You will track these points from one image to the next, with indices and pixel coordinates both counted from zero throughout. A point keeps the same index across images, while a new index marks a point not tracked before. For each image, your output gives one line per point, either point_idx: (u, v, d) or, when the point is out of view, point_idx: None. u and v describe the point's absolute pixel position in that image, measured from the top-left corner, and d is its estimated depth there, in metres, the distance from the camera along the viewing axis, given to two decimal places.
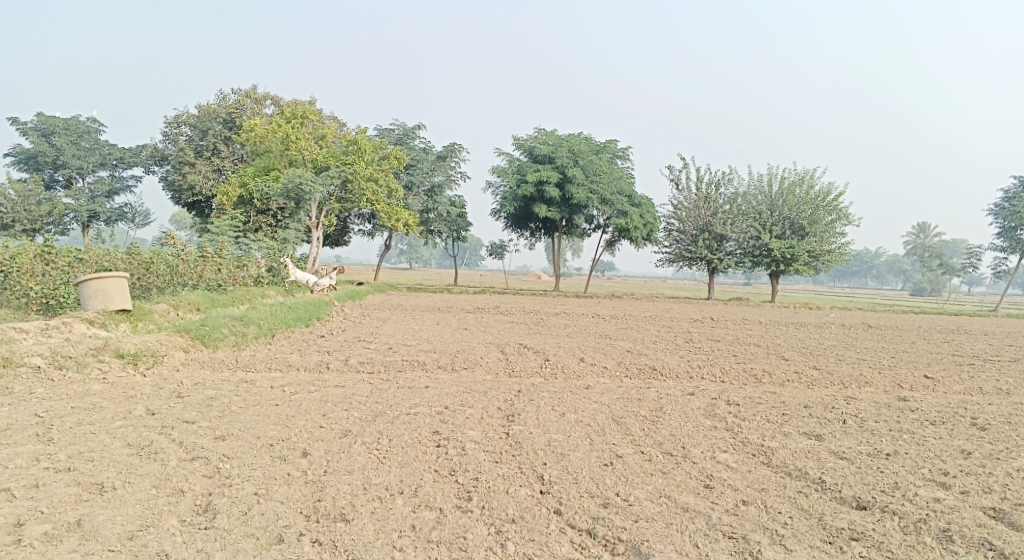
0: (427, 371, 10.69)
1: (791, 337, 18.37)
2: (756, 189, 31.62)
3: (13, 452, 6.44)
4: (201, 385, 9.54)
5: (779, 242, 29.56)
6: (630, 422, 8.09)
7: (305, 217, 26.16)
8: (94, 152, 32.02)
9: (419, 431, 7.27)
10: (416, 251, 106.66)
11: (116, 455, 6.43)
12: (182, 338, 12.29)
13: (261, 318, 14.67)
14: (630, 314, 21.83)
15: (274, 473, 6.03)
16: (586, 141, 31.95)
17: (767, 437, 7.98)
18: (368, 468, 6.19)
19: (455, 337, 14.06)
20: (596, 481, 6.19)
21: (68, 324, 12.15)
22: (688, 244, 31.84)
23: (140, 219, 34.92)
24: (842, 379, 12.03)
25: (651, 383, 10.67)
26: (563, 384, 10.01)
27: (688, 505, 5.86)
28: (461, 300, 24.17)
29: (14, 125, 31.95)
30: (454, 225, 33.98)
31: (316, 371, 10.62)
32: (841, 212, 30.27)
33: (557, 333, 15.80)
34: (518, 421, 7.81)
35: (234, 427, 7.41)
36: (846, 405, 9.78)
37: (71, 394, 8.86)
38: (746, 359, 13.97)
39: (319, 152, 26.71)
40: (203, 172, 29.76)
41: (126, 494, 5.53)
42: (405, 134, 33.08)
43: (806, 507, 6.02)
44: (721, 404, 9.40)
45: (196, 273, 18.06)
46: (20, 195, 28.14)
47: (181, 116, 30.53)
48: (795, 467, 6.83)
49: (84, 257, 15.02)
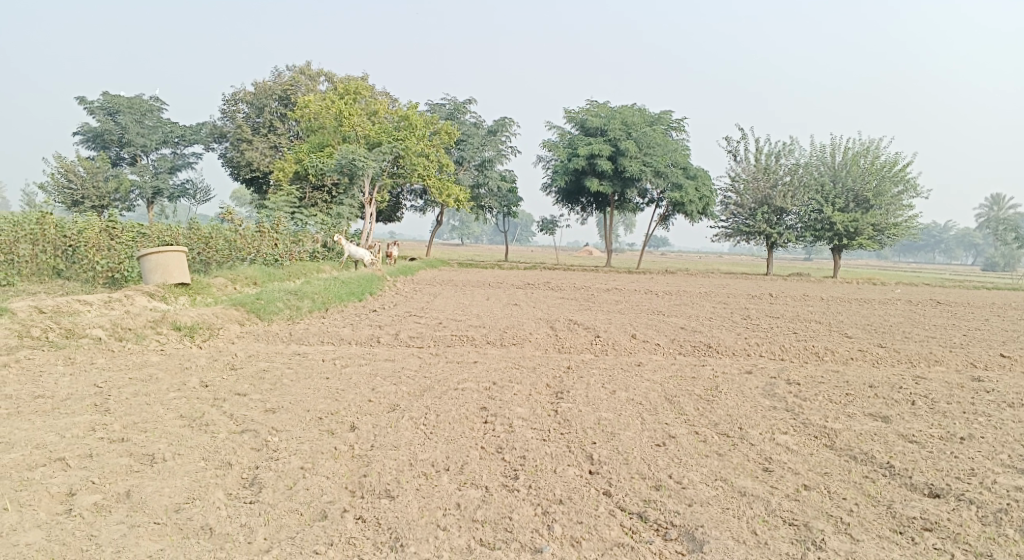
0: (477, 347, 10.61)
1: (854, 314, 17.77)
2: (818, 159, 30.61)
3: (70, 422, 6.54)
4: (255, 357, 9.62)
5: (842, 216, 28.64)
6: (685, 401, 7.86)
7: (359, 193, 26.28)
8: (157, 130, 32.67)
9: (467, 407, 7.17)
10: (467, 226, 107.08)
11: (169, 426, 6.49)
12: (239, 311, 12.44)
13: (314, 292, 14.78)
14: (685, 290, 21.42)
15: (321, 446, 5.99)
16: (639, 112, 31.34)
17: (829, 418, 7.67)
18: (415, 443, 6.11)
19: (506, 312, 13.96)
20: (648, 462, 6.00)
21: (130, 297, 12.40)
22: (746, 218, 31.02)
23: (201, 195, 35.65)
24: (910, 358, 11.55)
25: (706, 361, 10.39)
26: (615, 361, 9.82)
27: (746, 489, 5.62)
28: (514, 275, 24.04)
29: (81, 104, 32.89)
30: (505, 201, 33.83)
31: (368, 345, 10.62)
32: (908, 182, 29.17)
33: (608, 309, 15.57)
34: (567, 398, 7.65)
35: (285, 400, 7.42)
36: (915, 384, 9.38)
37: (130, 365, 9.02)
38: (806, 337, 13.52)
39: (372, 128, 26.52)
40: (260, 149, 30.14)
41: (175, 466, 5.55)
42: (456, 109, 32.94)
43: (873, 493, 5.72)
44: (780, 383, 9.10)
45: (254, 248, 18.26)
46: (88, 172, 28.97)
47: (238, 93, 30.91)
48: (861, 451, 6.52)
49: (147, 233, 15.35)
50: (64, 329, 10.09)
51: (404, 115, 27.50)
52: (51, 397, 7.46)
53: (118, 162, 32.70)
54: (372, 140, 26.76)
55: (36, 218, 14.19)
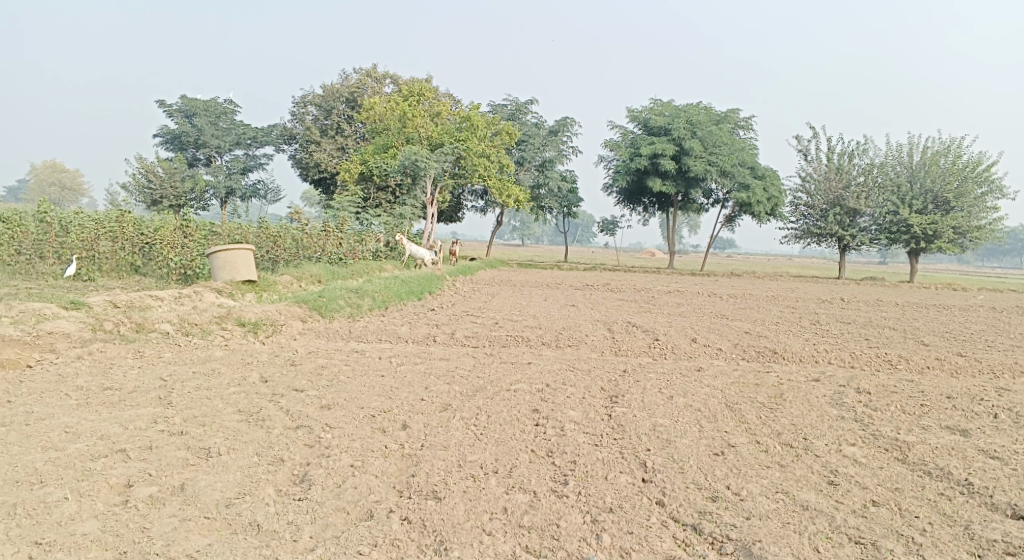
0: (533, 348, 10.53)
1: (930, 320, 17.04)
2: (894, 159, 29.53)
3: (134, 414, 6.69)
4: (315, 354, 9.73)
5: (919, 218, 27.57)
6: (745, 408, 7.61)
7: (422, 193, 26.49)
8: (230, 132, 33.61)
9: (519, 409, 7.08)
10: (530, 228, 107.15)
11: (227, 420, 6.59)
12: (301, 309, 12.63)
13: (375, 291, 14.92)
14: (751, 293, 20.90)
15: (372, 445, 5.99)
16: (705, 111, 30.76)
17: (901, 430, 7.31)
18: (465, 444, 6.05)
19: (564, 314, 13.83)
20: (704, 471, 5.81)
21: (199, 293, 12.72)
22: (817, 220, 30.10)
23: (272, 195, 36.54)
24: (991, 368, 10.98)
25: (769, 366, 10.07)
26: (673, 365, 9.60)
27: (808, 503, 5.38)
28: (575, 276, 23.86)
29: (161, 107, 34.13)
30: (567, 201, 33.65)
31: (425, 344, 10.65)
32: (992, 183, 27.87)
33: (669, 312, 15.30)
34: (622, 403, 7.50)
35: (340, 397, 7.46)
36: (995, 396, 8.90)
37: (195, 359, 9.22)
38: (877, 343, 12.99)
39: (435, 129, 26.87)
40: (328, 150, 30.69)
41: (229, 460, 5.63)
42: (518, 109, 32.94)
43: (948, 512, 5.40)
44: (848, 392, 8.73)
45: (320, 247, 18.53)
46: (166, 172, 29.99)
47: (308, 95, 31.57)
48: (935, 466, 6.18)
49: (217, 232, 15.76)
50: (135, 323, 10.38)
51: (467, 116, 27.59)
52: (118, 389, 7.67)
53: (194, 163, 33.80)
54: (435, 141, 26.96)
55: (115, 217, 14.70)
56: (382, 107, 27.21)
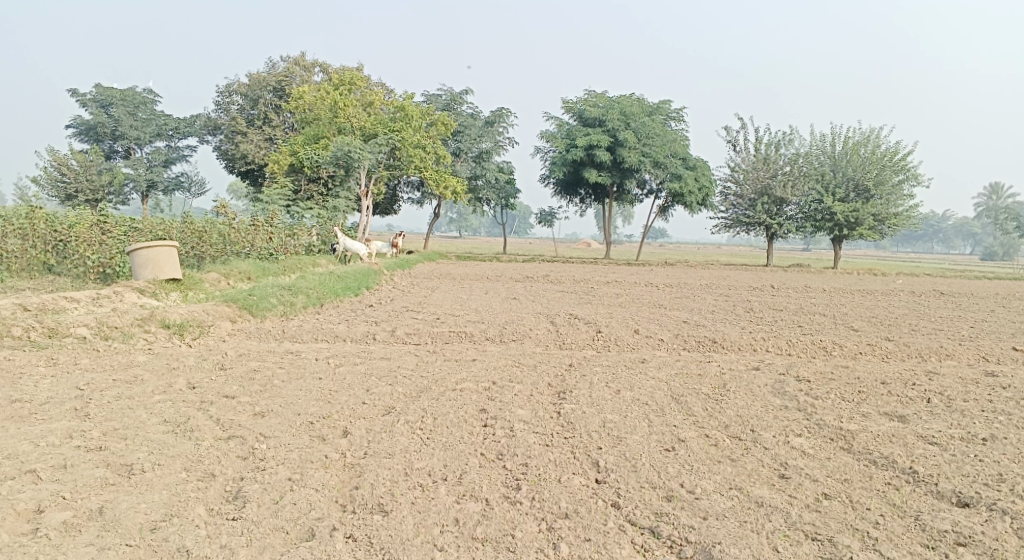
0: (475, 343, 10.28)
1: (858, 305, 17.45)
2: (818, 149, 30.27)
3: (47, 428, 6.17)
4: (246, 356, 9.26)
5: (842, 205, 28.31)
6: (692, 401, 7.52)
7: (355, 185, 25.89)
8: (151, 123, 32.21)
9: (465, 409, 6.82)
10: (464, 219, 106.74)
11: (151, 433, 6.14)
12: (230, 308, 12.06)
13: (309, 287, 14.41)
14: (685, 282, 21.08)
15: (310, 455, 5.64)
16: (638, 102, 30.93)
17: (844, 418, 7.33)
18: (411, 451, 5.77)
19: (504, 307, 13.61)
20: (658, 469, 5.66)
21: (120, 293, 12.02)
22: (746, 209, 30.62)
23: (196, 188, 35.23)
24: (921, 352, 11.22)
25: (711, 357, 10.05)
26: (617, 358, 9.48)
27: (763, 499, 5.29)
28: (512, 268, 23.66)
29: (75, 96, 32.50)
30: (503, 192, 33.44)
31: (363, 343, 10.29)
32: (910, 172, 28.82)
33: (608, 302, 15.24)
34: (570, 399, 7.31)
35: (275, 403, 7.06)
36: (929, 380, 9.07)
37: (115, 365, 8.67)
38: (812, 330, 13.18)
39: (368, 119, 26.16)
40: (256, 141, 29.71)
41: (154, 478, 5.21)
42: (453, 99, 32.50)
43: (898, 503, 5.39)
44: (790, 380, 8.76)
45: (249, 242, 17.85)
46: (82, 165, 28.54)
47: (233, 85, 30.48)
48: (881, 455, 6.19)
49: (139, 227, 14.97)
50: (47, 328, 9.68)
51: (400, 107, 27.01)
52: (29, 401, 7.10)
53: (112, 155, 32.27)
54: (368, 131, 26.38)
55: (26, 213, 13.76)
56: (312, 97, 26.46)
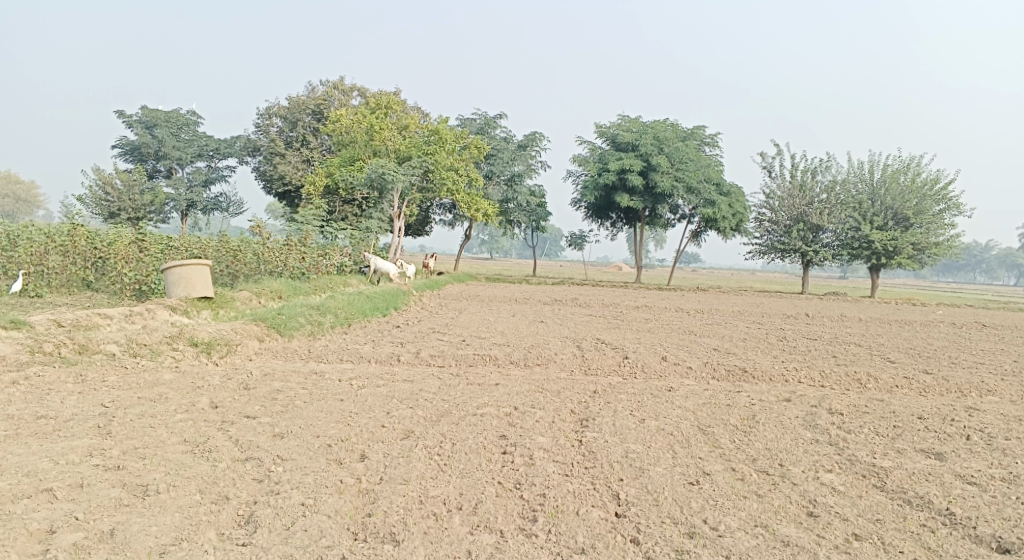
0: (500, 367, 10.18)
1: (895, 336, 17.03)
2: (856, 176, 29.83)
3: (68, 445, 6.19)
4: (271, 376, 9.26)
5: (880, 234, 27.82)
6: (719, 432, 7.32)
7: (388, 207, 26.06)
8: (192, 143, 32.85)
9: (485, 435, 6.71)
10: (496, 242, 107.10)
11: (170, 453, 6.12)
12: (259, 327, 12.10)
13: (338, 307, 14.44)
14: (717, 309, 20.78)
15: (325, 479, 5.57)
16: (672, 127, 30.77)
17: (878, 454, 7.07)
18: (427, 478, 5.66)
19: (531, 330, 13.50)
20: (680, 503, 5.49)
21: (152, 311, 12.15)
22: (781, 235, 30.21)
23: (234, 207, 35.78)
24: (960, 386, 10.86)
25: (741, 386, 9.82)
26: (644, 385, 9.31)
27: (790, 539, 5.09)
28: (543, 291, 23.55)
29: (121, 117, 33.32)
30: (535, 216, 33.41)
31: (387, 364, 10.24)
32: (951, 201, 28.25)
33: (637, 328, 15.05)
34: (592, 427, 7.16)
35: (295, 425, 7.02)
36: (967, 416, 8.75)
37: (142, 382, 8.71)
38: (846, 361, 12.84)
39: (403, 142, 26.38)
40: (293, 163, 30.14)
41: (168, 499, 5.18)
42: (487, 123, 32.69)
43: (933, 547, 5.15)
44: (822, 413, 8.50)
45: (282, 261, 17.98)
46: (124, 184, 29.16)
47: (272, 107, 30.99)
48: (915, 494, 5.94)
49: (174, 246, 15.18)
50: (78, 344, 9.78)
51: (434, 130, 27.18)
52: (54, 418, 7.14)
53: (154, 175, 32.92)
54: (402, 154, 26.56)
55: (66, 230, 14.04)
56: (348, 119, 26.76)
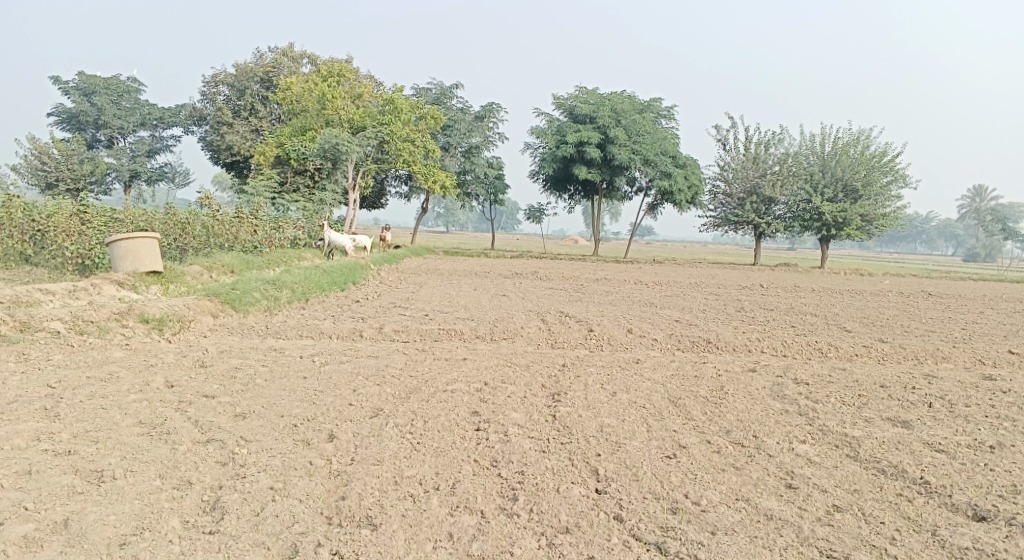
0: (464, 342, 9.99)
1: (848, 306, 17.30)
2: (807, 148, 30.14)
3: (13, 430, 5.81)
4: (228, 353, 8.92)
5: (830, 205, 28.15)
6: (691, 405, 7.26)
7: (342, 178, 25.50)
8: (134, 112, 31.62)
9: (457, 412, 6.52)
10: (450, 215, 106.53)
11: (125, 435, 5.80)
12: (212, 302, 11.66)
13: (294, 282, 14.03)
14: (674, 281, 20.83)
15: (294, 461, 5.33)
16: (629, 99, 30.65)
17: (848, 424, 7.08)
18: (400, 457, 5.46)
19: (493, 303, 13.33)
20: (659, 478, 5.39)
21: (97, 286, 11.63)
22: (734, 207, 30.46)
23: (180, 178, 34.73)
24: (916, 354, 11.03)
25: (706, 357, 9.80)
26: (610, 357, 9.24)
27: (773, 512, 5.04)
28: (501, 264, 23.34)
29: (57, 83, 31.91)
30: (491, 188, 33.10)
31: (349, 340, 9.97)
32: (898, 172, 28.73)
33: (599, 300, 14.98)
34: (564, 401, 7.03)
35: (257, 404, 6.73)
36: (928, 384, 8.87)
37: (90, 361, 8.29)
38: (805, 331, 12.97)
39: (356, 112, 25.79)
40: (241, 132, 29.28)
41: (126, 485, 4.88)
42: (442, 93, 32.17)
43: (913, 516, 5.15)
44: (788, 383, 8.51)
45: (233, 235, 17.40)
46: (62, 154, 27.96)
47: (218, 75, 29.97)
48: (889, 463, 5.94)
49: (119, 218, 14.57)
50: (19, 322, 9.27)
51: (388, 99, 26.55)
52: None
53: (94, 145, 31.65)
54: (357, 124, 25.95)
55: (2, 201, 13.37)
56: (299, 88, 25.96)
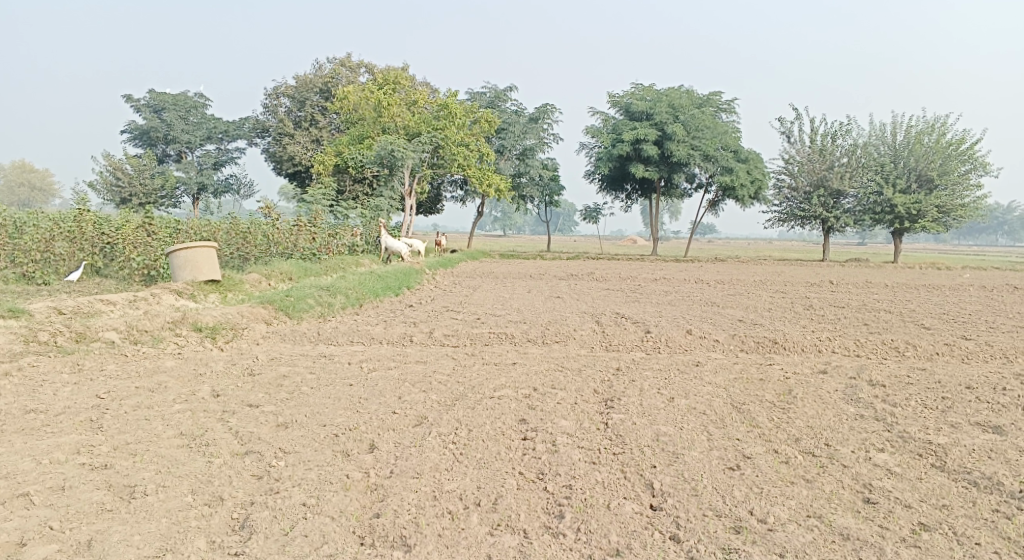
0: (516, 346, 9.65)
1: (926, 302, 16.35)
2: (877, 138, 28.91)
3: (54, 442, 5.71)
4: (277, 361, 8.78)
5: (903, 197, 26.90)
6: (755, 410, 6.76)
7: (399, 184, 25.48)
8: (201, 126, 32.33)
9: (504, 420, 6.18)
10: (511, 220, 106.74)
11: (164, 448, 5.64)
12: (266, 310, 11.60)
13: (348, 287, 13.93)
14: (738, 279, 20.10)
15: (330, 475, 5.07)
16: (687, 95, 29.91)
17: (931, 430, 6.48)
18: (441, 470, 5.14)
19: (548, 306, 12.97)
20: (721, 492, 4.95)
21: (157, 295, 11.69)
22: (800, 202, 29.39)
23: (245, 189, 35.40)
24: (1003, 352, 10.23)
25: (772, 358, 9.24)
26: (668, 360, 8.77)
27: (850, 532, 4.56)
28: (559, 266, 22.95)
29: (128, 101, 32.92)
30: (548, 189, 32.72)
31: (399, 345, 9.75)
32: (977, 161, 27.27)
33: (658, 301, 14.47)
34: (618, 408, 6.62)
35: (300, 413, 6.52)
36: (1018, 384, 8.15)
37: (142, 371, 8.24)
38: (879, 329, 12.22)
39: (412, 118, 25.74)
40: (302, 143, 29.63)
41: (155, 502, 4.71)
42: (496, 96, 31.99)
43: (1013, 537, 4.61)
44: (861, 385, 7.91)
45: (292, 243, 17.45)
46: (135, 169, 28.72)
47: (279, 87, 30.40)
48: (982, 475, 5.36)
49: (182, 229, 14.72)
50: (75, 332, 9.30)
51: (443, 103, 26.46)
52: (44, 411, 6.68)
53: (164, 159, 32.52)
54: (412, 130, 25.90)
55: (73, 216, 13.60)
56: (355, 96, 26.04)
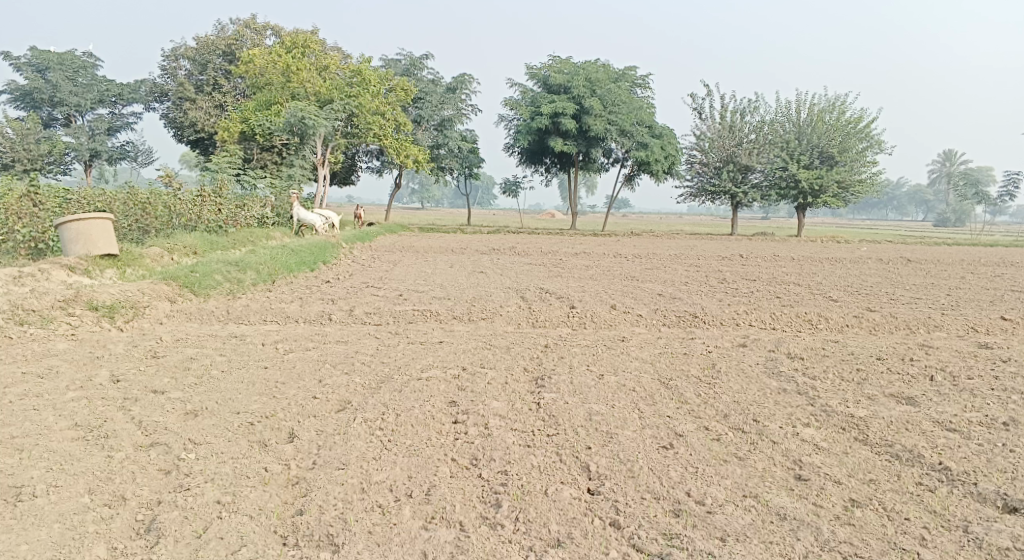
0: (440, 323, 9.38)
1: (831, 274, 16.90)
2: (783, 115, 29.73)
3: None
4: (183, 342, 8.21)
5: (807, 172, 27.75)
6: (683, 386, 6.71)
7: (310, 153, 24.56)
8: (92, 89, 30.32)
9: (432, 403, 5.93)
10: (426, 191, 105.63)
11: (56, 442, 5.12)
12: (169, 287, 10.89)
13: (259, 262, 13.26)
14: (655, 253, 20.31)
15: (246, 468, 4.71)
16: (604, 68, 29.90)
17: (852, 403, 6.58)
18: (369, 459, 4.85)
19: (470, 281, 12.71)
20: (658, 473, 4.85)
21: (46, 271, 10.80)
22: (711, 177, 29.98)
23: (143, 157, 33.52)
24: (908, 323, 10.60)
25: (694, 333, 9.27)
26: (594, 336, 8.66)
27: (786, 511, 4.54)
28: (477, 240, 22.70)
29: (8, 60, 30.55)
30: (466, 161, 32.28)
31: (317, 324, 9.33)
32: (874, 139, 28.41)
33: (578, 275, 14.41)
34: (549, 387, 6.44)
35: (211, 399, 6.08)
36: (926, 354, 8.41)
37: (29, 355, 7.54)
38: (792, 302, 12.51)
39: (322, 84, 24.46)
40: (205, 108, 28.19)
41: (47, 506, 4.30)
42: (412, 65, 31.19)
43: (939, 510, 4.68)
44: (782, 359, 8.01)
45: (196, 214, 16.52)
46: (18, 133, 26.66)
47: (179, 48, 28.75)
48: (904, 448, 5.44)
49: (73, 198, 13.67)
50: None
51: (356, 71, 25.57)
52: None
53: (51, 123, 30.30)
54: (323, 97, 24.66)
55: None
56: (263, 60, 24.82)
